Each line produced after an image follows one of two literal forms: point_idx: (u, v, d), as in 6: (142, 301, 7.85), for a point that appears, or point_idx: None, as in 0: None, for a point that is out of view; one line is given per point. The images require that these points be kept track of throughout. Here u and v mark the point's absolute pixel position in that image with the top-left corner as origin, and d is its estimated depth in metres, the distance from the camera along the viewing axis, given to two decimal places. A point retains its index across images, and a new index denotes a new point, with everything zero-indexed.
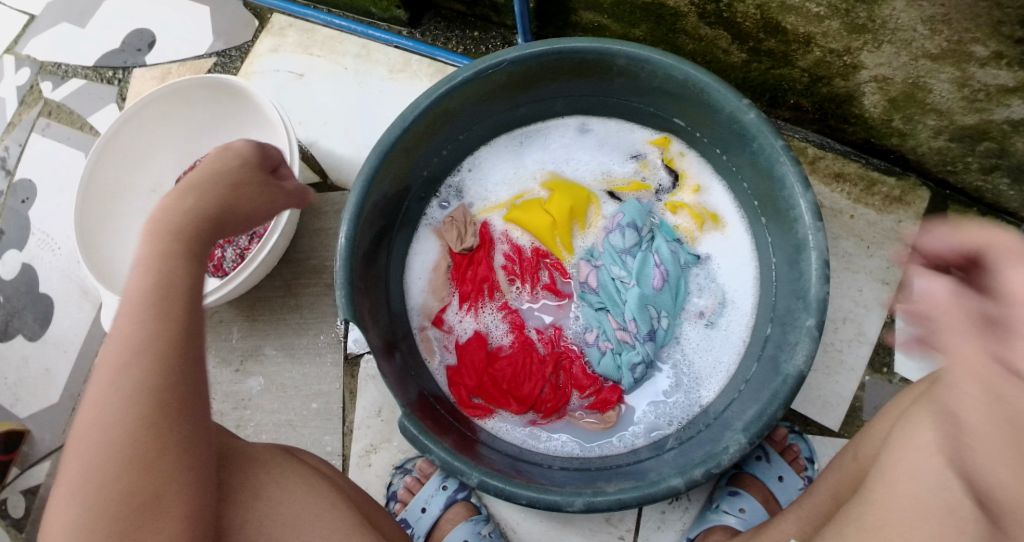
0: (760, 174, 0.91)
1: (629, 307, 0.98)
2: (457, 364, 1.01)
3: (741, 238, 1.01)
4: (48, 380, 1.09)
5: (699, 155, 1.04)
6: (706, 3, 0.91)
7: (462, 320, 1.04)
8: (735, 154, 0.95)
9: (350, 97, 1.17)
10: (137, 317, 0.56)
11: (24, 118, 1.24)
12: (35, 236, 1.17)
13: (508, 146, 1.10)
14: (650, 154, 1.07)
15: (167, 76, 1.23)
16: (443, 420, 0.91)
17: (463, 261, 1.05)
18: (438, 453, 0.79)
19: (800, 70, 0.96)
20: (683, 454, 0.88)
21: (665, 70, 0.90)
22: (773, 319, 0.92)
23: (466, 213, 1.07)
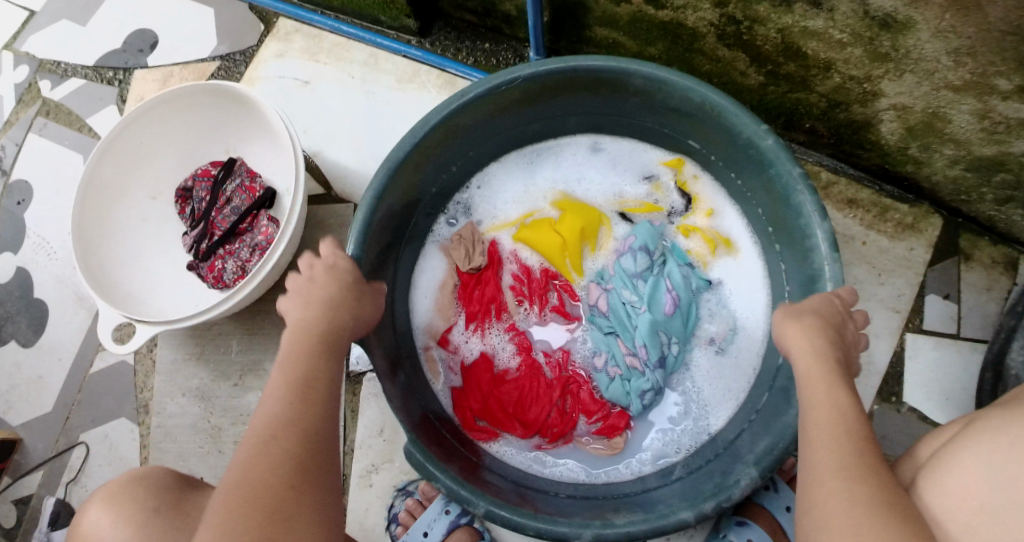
0: (775, 202, 0.90)
1: (639, 332, 0.96)
2: (463, 386, 1.00)
3: (754, 264, 1.01)
4: (42, 388, 1.07)
5: (712, 178, 1.03)
6: (726, 23, 0.89)
7: (468, 340, 1.03)
8: (749, 179, 0.94)
9: (357, 105, 1.15)
10: (289, 400, 0.62)
11: (21, 117, 1.21)
12: (31, 239, 1.14)
13: (519, 163, 1.08)
14: (663, 175, 1.05)
15: (169, 78, 1.20)
16: (446, 444, 0.89)
17: (471, 280, 1.04)
18: (444, 481, 0.77)
19: (817, 95, 0.95)
20: (692, 484, 0.87)
21: (682, 91, 0.88)
22: (785, 349, 0.90)
23: (474, 231, 1.05)
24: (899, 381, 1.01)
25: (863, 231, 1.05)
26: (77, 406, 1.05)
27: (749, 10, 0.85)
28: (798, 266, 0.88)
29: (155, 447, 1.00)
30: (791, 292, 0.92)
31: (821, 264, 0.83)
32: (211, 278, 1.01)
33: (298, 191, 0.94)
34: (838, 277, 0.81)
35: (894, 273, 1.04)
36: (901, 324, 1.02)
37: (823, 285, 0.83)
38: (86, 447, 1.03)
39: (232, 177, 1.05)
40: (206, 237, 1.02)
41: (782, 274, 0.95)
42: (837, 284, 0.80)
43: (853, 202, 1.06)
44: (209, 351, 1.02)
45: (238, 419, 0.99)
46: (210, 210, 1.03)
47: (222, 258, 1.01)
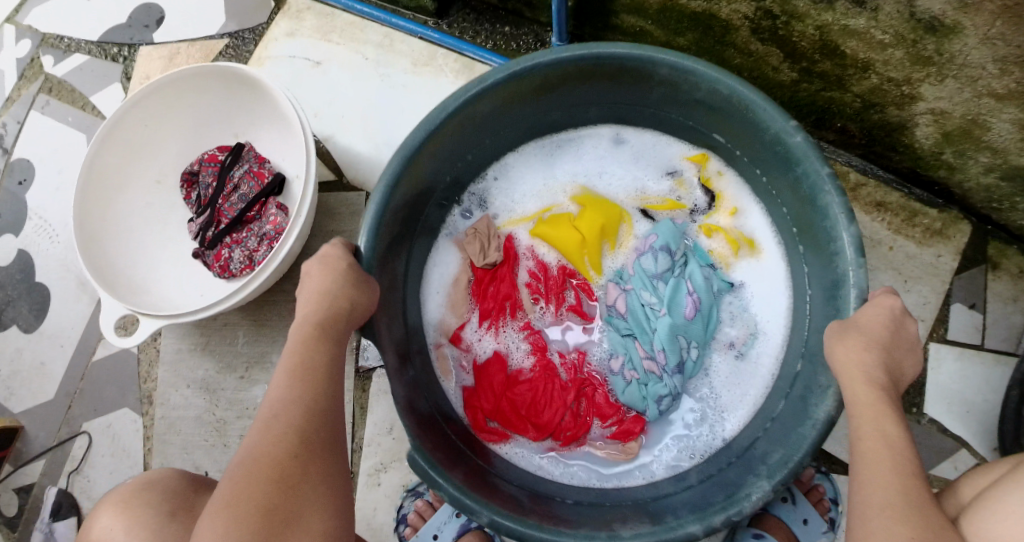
0: (802, 202, 0.86)
1: (657, 336, 0.93)
2: (475, 386, 0.98)
3: (777, 265, 0.97)
4: (44, 374, 1.05)
5: (737, 175, 0.99)
6: (762, 18, 0.86)
7: (481, 338, 1.00)
8: (776, 178, 0.90)
9: (370, 89, 1.11)
10: (285, 383, 0.66)
11: (23, 93, 1.17)
12: (32, 221, 1.11)
13: (538, 154, 1.05)
14: (687, 171, 1.02)
15: (175, 57, 1.16)
16: (451, 450, 0.86)
17: (486, 276, 1.01)
18: (448, 489, 0.75)
19: (852, 94, 0.91)
20: (704, 494, 0.84)
21: (708, 83, 0.84)
22: (804, 356, 0.88)
23: (490, 224, 1.02)
24: (921, 392, 0.99)
25: (891, 235, 1.01)
26: (79, 395, 1.03)
27: (788, 6, 0.82)
28: (824, 271, 0.84)
29: (159, 439, 0.98)
30: (812, 294, 0.89)
31: (845, 268, 0.79)
32: (217, 268, 0.97)
33: (309, 180, 0.91)
34: (863, 284, 0.78)
35: (920, 280, 1.01)
36: (924, 333, 1.00)
37: (847, 291, 0.79)
38: (89, 436, 1.01)
39: (241, 163, 1.01)
40: (212, 224, 0.98)
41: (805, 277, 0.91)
42: (861, 290, 0.77)
43: (882, 205, 1.02)
44: (214, 342, 0.99)
45: (244, 412, 0.97)
46: (217, 197, 0.99)
47: (229, 247, 0.97)
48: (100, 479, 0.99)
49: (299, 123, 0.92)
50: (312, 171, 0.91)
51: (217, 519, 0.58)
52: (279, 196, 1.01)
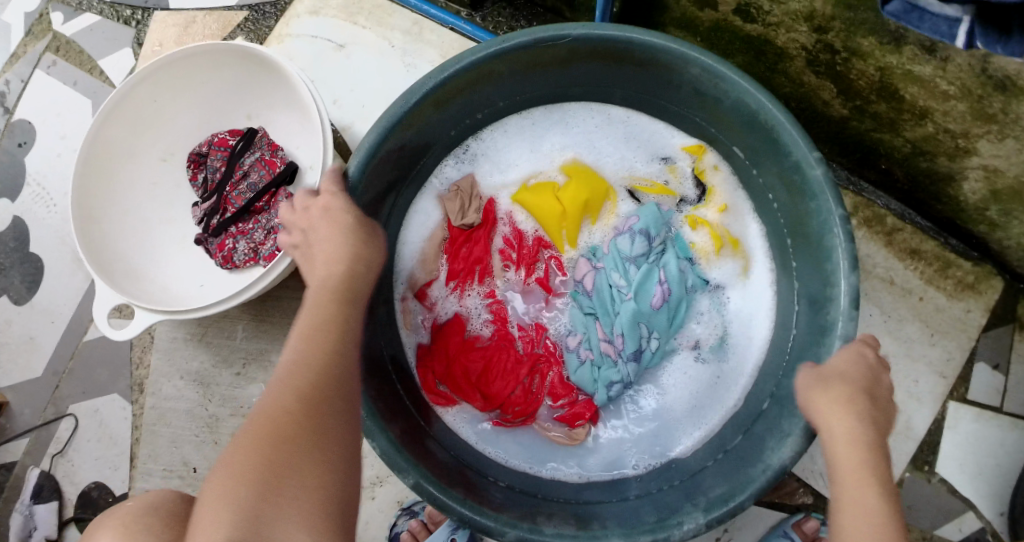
0: (806, 230, 0.79)
1: (618, 323, 0.86)
2: (431, 345, 0.91)
3: (759, 273, 0.90)
4: (32, 349, 1.01)
5: (733, 174, 0.91)
6: (821, 51, 0.81)
7: (446, 297, 0.93)
8: (781, 190, 0.82)
9: (395, 80, 1.02)
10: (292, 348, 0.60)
11: (29, 50, 1.12)
12: (30, 187, 1.06)
13: (529, 122, 0.95)
14: (681, 160, 0.93)
15: (191, 26, 1.08)
16: (395, 402, 0.80)
17: (460, 236, 0.93)
18: (379, 441, 0.70)
19: (903, 139, 0.86)
20: (637, 510, 0.78)
21: (737, 94, 0.77)
22: (773, 396, 0.80)
23: (473, 184, 0.94)
24: (934, 450, 0.96)
25: (922, 285, 0.97)
26: (68, 375, 0.99)
27: (851, 42, 0.77)
28: (812, 308, 0.78)
29: (147, 429, 0.95)
30: (795, 336, 0.81)
31: (835, 316, 0.73)
32: (220, 258, 0.93)
33: (324, 171, 0.85)
34: (851, 336, 0.71)
35: (947, 335, 0.96)
36: (945, 390, 0.96)
37: (831, 340, 0.73)
38: (75, 419, 0.98)
39: (252, 150, 0.95)
40: (218, 211, 0.94)
41: (793, 301, 0.83)
42: (845, 342, 0.71)
43: (916, 253, 0.97)
44: (212, 334, 0.95)
45: (237, 411, 0.94)
46: (224, 183, 0.94)
47: (234, 238, 0.93)
48: (85, 465, 0.97)
49: (315, 109, 0.88)
50: (328, 160, 0.86)
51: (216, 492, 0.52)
52: (290, 186, 0.95)
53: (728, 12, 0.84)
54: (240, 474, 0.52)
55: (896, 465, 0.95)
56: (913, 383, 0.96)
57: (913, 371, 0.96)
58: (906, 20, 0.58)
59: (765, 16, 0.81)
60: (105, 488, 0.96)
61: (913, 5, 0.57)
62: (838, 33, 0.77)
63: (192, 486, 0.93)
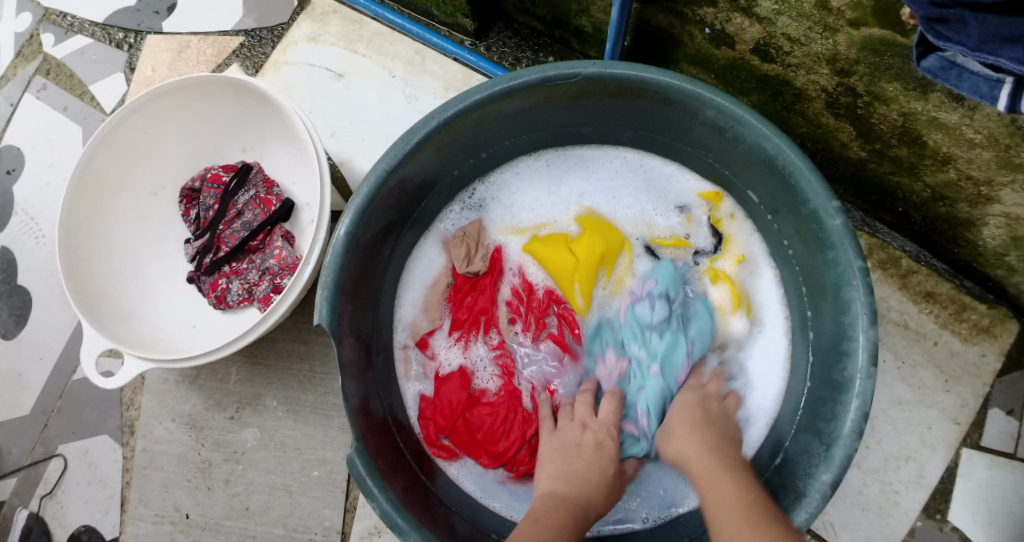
0: (824, 285, 0.76)
1: (640, 399, 0.83)
2: (433, 396, 0.88)
3: (775, 328, 0.87)
4: (20, 386, 0.98)
5: (752, 227, 0.89)
6: (842, 94, 0.78)
7: (449, 349, 0.90)
8: (798, 240, 0.79)
9: (395, 113, 0.98)
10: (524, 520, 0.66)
11: (19, 72, 1.09)
12: (18, 216, 1.03)
13: (543, 165, 0.94)
14: (697, 207, 0.91)
15: (185, 50, 1.05)
16: (397, 458, 0.77)
17: (465, 284, 0.90)
18: (379, 502, 0.68)
19: (923, 184, 0.84)
20: None
21: (755, 138, 0.74)
22: (789, 448, 0.78)
23: (480, 230, 0.92)
24: (947, 498, 0.92)
25: (937, 329, 0.94)
26: (57, 414, 0.96)
27: (874, 86, 0.74)
28: (830, 363, 0.75)
29: (139, 473, 0.92)
30: (807, 396, 0.79)
31: (852, 374, 0.71)
32: (213, 297, 0.90)
33: (323, 210, 0.82)
34: (869, 395, 0.69)
35: (962, 381, 0.93)
36: (959, 437, 0.93)
37: (849, 398, 0.70)
38: (64, 460, 0.95)
39: (246, 187, 0.93)
40: (211, 249, 0.91)
41: (807, 359, 0.81)
42: (864, 401, 0.68)
43: (931, 296, 0.94)
44: (204, 377, 0.93)
45: (231, 456, 0.91)
46: (217, 221, 0.91)
47: (227, 278, 0.90)
48: (74, 508, 0.94)
49: (309, 140, 0.82)
50: (326, 201, 0.82)
51: None
52: (286, 223, 0.93)
53: (746, 51, 0.81)
54: None
55: (908, 515, 0.92)
56: (926, 430, 0.93)
57: (926, 418, 0.93)
58: (944, 76, 0.60)
59: (785, 56, 0.78)
60: (95, 531, 0.93)
61: (952, 62, 0.59)
62: (861, 78, 0.74)
63: (184, 533, 0.91)
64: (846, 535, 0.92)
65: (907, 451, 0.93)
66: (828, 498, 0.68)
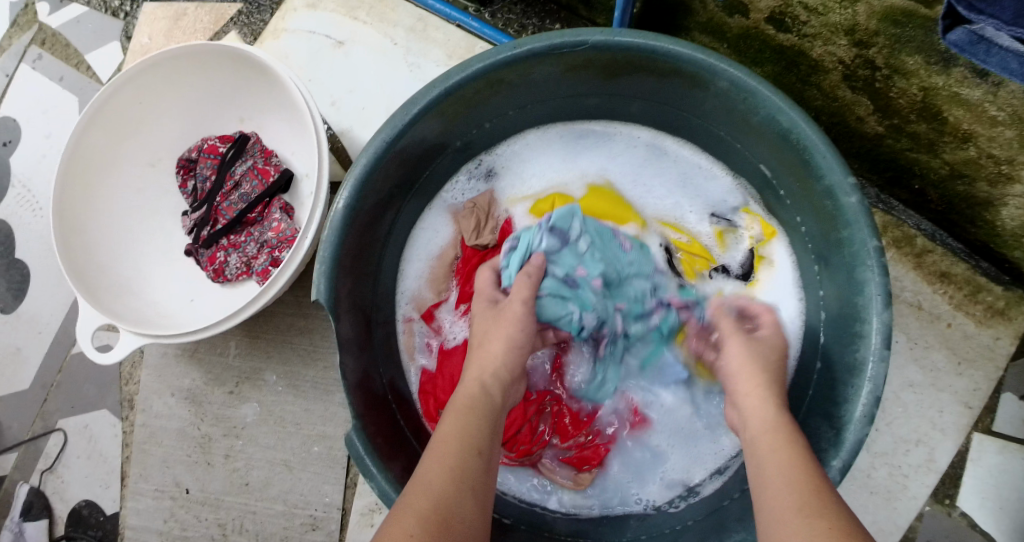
0: (841, 285, 0.74)
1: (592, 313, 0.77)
2: (435, 371, 0.87)
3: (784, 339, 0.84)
4: (19, 361, 0.97)
5: (791, 268, 0.84)
6: (860, 66, 0.75)
7: (455, 322, 0.90)
8: (814, 226, 0.77)
9: (397, 82, 0.96)
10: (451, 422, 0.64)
11: (14, 43, 1.07)
12: (15, 190, 1.02)
13: (559, 138, 0.92)
14: (737, 227, 0.88)
15: (182, 18, 1.02)
16: (396, 435, 0.76)
17: (474, 256, 0.90)
18: (377, 482, 0.67)
19: (941, 161, 0.81)
20: None
21: (769, 111, 0.71)
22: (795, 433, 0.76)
23: (491, 201, 0.91)
24: (956, 483, 0.91)
25: (950, 311, 0.92)
26: (56, 388, 0.96)
27: (893, 59, 0.71)
28: (841, 356, 0.73)
29: (138, 448, 0.92)
30: (813, 392, 0.76)
31: (865, 356, 0.69)
32: (211, 271, 0.88)
33: (320, 180, 0.80)
34: (881, 381, 0.67)
35: (975, 364, 0.91)
36: (970, 422, 0.91)
37: (861, 382, 0.68)
38: (64, 434, 0.95)
39: (243, 157, 0.91)
40: (208, 222, 0.89)
41: (816, 361, 0.78)
42: (876, 386, 0.67)
43: (946, 276, 0.92)
44: (204, 351, 0.92)
45: (231, 431, 0.91)
46: (215, 193, 0.89)
47: (225, 250, 0.88)
48: (74, 483, 0.94)
49: (306, 107, 0.80)
50: (325, 171, 0.80)
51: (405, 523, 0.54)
52: (285, 194, 0.91)
53: (761, 20, 0.79)
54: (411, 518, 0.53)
55: (916, 499, 0.91)
56: (937, 414, 0.91)
57: (937, 402, 0.91)
58: (972, 51, 0.57)
59: (801, 26, 0.75)
60: (96, 506, 0.93)
61: (980, 36, 0.56)
62: (880, 50, 0.71)
63: (184, 508, 0.90)
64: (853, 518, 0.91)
65: (917, 435, 0.91)
66: (837, 485, 0.66)
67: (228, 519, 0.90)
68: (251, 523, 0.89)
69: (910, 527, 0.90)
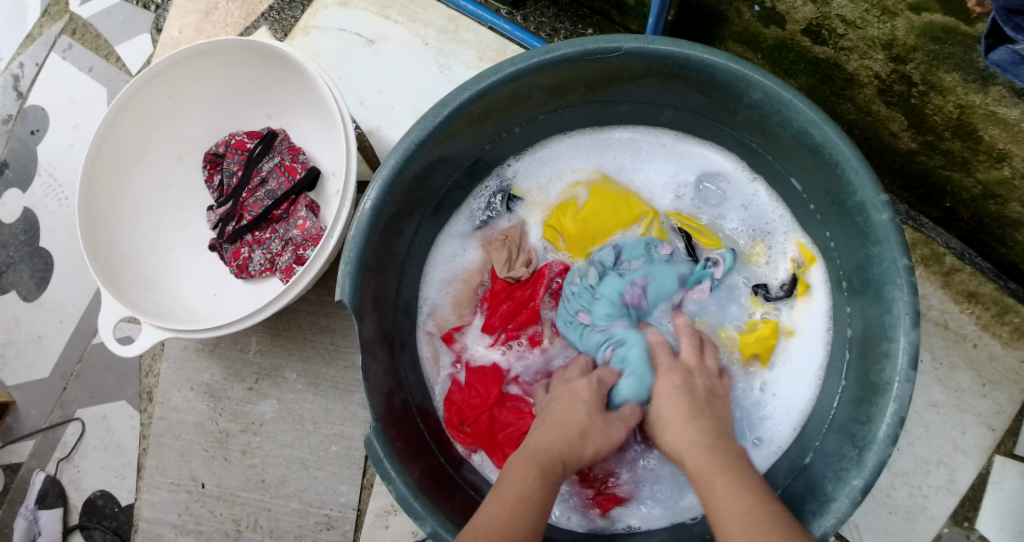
0: (872, 298, 0.72)
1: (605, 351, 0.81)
2: (460, 389, 0.86)
3: (813, 355, 0.83)
4: (40, 348, 0.98)
5: (825, 310, 0.83)
6: (896, 81, 0.75)
7: (478, 347, 0.89)
8: (843, 241, 0.76)
9: (427, 82, 0.96)
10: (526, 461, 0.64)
11: (45, 32, 1.07)
12: (42, 178, 1.03)
13: (583, 144, 0.92)
14: (779, 246, 0.87)
15: (213, 12, 1.02)
16: (418, 442, 0.76)
17: (503, 290, 0.88)
18: (395, 486, 0.66)
19: (974, 180, 0.80)
20: None
21: (803, 125, 0.71)
22: (816, 451, 0.76)
23: (522, 234, 0.91)
24: (976, 505, 0.90)
25: (976, 332, 0.91)
26: (75, 378, 0.96)
27: (931, 75, 0.70)
28: (867, 374, 0.72)
29: (155, 441, 0.92)
30: (837, 411, 0.76)
31: (890, 377, 0.68)
32: (234, 267, 0.88)
33: (349, 180, 0.80)
34: (906, 400, 0.66)
35: (999, 386, 0.90)
36: (993, 445, 0.90)
37: (886, 402, 0.68)
38: (82, 424, 0.95)
39: (271, 154, 0.91)
40: (233, 218, 0.89)
41: (840, 378, 0.78)
42: (901, 406, 0.66)
43: (973, 296, 0.91)
44: (224, 346, 0.92)
45: (248, 427, 0.91)
46: (241, 189, 0.90)
47: (249, 247, 0.88)
48: (90, 473, 0.94)
49: (336, 107, 0.80)
50: (352, 170, 0.80)
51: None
52: (311, 192, 0.91)
53: (797, 32, 0.78)
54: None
55: (935, 521, 0.90)
56: (959, 435, 0.90)
57: (960, 423, 0.91)
58: (1014, 72, 0.56)
59: (837, 39, 0.75)
60: (111, 497, 0.93)
61: (1023, 57, 0.55)
62: (917, 66, 0.71)
63: (200, 502, 0.90)
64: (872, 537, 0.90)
65: (938, 456, 0.90)
66: (857, 505, 0.65)
67: (242, 516, 0.90)
68: (266, 521, 0.89)
69: None
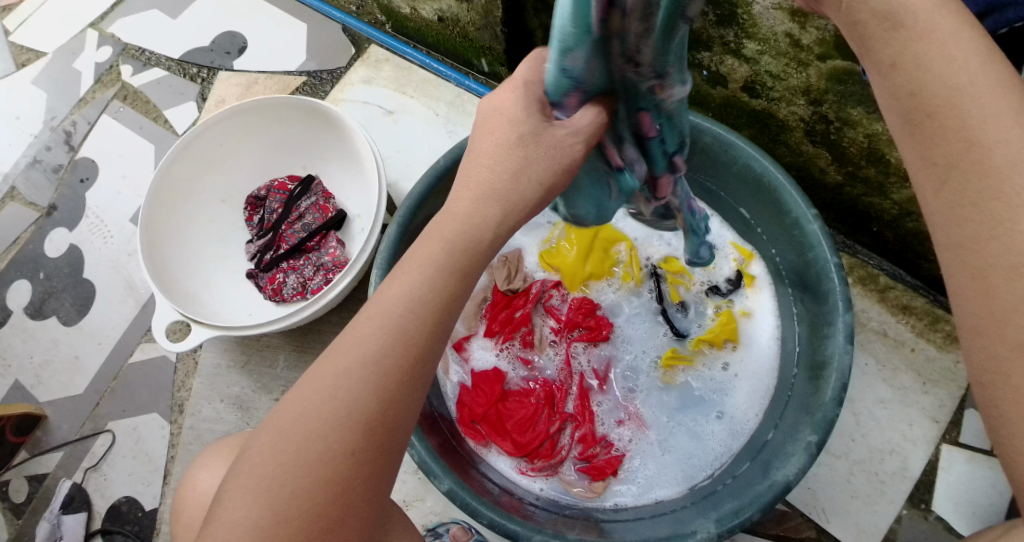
0: (811, 291, 0.88)
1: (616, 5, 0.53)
2: (471, 388, 0.99)
3: (768, 346, 0.98)
4: (77, 367, 1.07)
5: (769, 298, 1.00)
6: (817, 121, 0.93)
7: (483, 351, 1.02)
8: (780, 248, 0.93)
9: (438, 143, 1.11)
10: (424, 284, 0.51)
11: (97, 96, 1.23)
12: (89, 219, 1.15)
13: None
14: (729, 255, 1.03)
15: (253, 86, 1.20)
16: (439, 429, 0.88)
17: (502, 300, 1.03)
18: (417, 450, 0.77)
19: (891, 201, 0.98)
20: (651, 526, 0.83)
21: (744, 158, 0.88)
22: (777, 426, 0.87)
23: (520, 258, 1.05)
24: (930, 489, 1.00)
25: (913, 338, 1.05)
26: (110, 394, 1.04)
27: (842, 112, 0.89)
28: (813, 357, 0.86)
29: (184, 448, 0.99)
30: (793, 390, 0.88)
31: (832, 352, 0.81)
32: (269, 290, 1.00)
33: (377, 217, 0.93)
34: (846, 368, 0.79)
35: (938, 384, 1.03)
36: (939, 434, 1.01)
37: (830, 373, 0.81)
38: (112, 436, 1.02)
39: (308, 195, 1.05)
40: (271, 248, 1.02)
41: (793, 356, 0.92)
42: (842, 374, 0.79)
43: (907, 308, 1.06)
44: (254, 363, 1.01)
45: None
46: (280, 223, 1.03)
47: (285, 272, 1.00)
48: (117, 480, 1.00)
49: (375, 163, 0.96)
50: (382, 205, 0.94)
51: (320, 407, 0.50)
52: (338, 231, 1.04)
53: (737, 89, 0.98)
54: (317, 421, 0.49)
55: (894, 503, 1.00)
56: (908, 427, 1.02)
57: (907, 416, 1.03)
58: None
59: (768, 91, 0.94)
60: (136, 502, 0.98)
61: None
62: (831, 105, 0.89)
63: None
64: (836, 523, 1.00)
65: (891, 446, 1.02)
66: (814, 456, 0.77)
67: None
68: None
69: (890, 529, 0.99)
